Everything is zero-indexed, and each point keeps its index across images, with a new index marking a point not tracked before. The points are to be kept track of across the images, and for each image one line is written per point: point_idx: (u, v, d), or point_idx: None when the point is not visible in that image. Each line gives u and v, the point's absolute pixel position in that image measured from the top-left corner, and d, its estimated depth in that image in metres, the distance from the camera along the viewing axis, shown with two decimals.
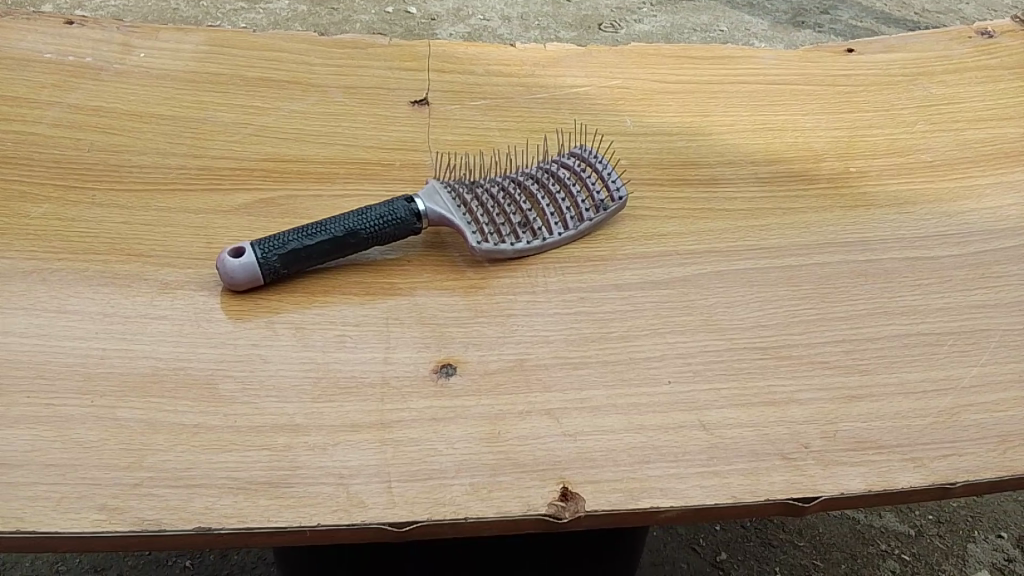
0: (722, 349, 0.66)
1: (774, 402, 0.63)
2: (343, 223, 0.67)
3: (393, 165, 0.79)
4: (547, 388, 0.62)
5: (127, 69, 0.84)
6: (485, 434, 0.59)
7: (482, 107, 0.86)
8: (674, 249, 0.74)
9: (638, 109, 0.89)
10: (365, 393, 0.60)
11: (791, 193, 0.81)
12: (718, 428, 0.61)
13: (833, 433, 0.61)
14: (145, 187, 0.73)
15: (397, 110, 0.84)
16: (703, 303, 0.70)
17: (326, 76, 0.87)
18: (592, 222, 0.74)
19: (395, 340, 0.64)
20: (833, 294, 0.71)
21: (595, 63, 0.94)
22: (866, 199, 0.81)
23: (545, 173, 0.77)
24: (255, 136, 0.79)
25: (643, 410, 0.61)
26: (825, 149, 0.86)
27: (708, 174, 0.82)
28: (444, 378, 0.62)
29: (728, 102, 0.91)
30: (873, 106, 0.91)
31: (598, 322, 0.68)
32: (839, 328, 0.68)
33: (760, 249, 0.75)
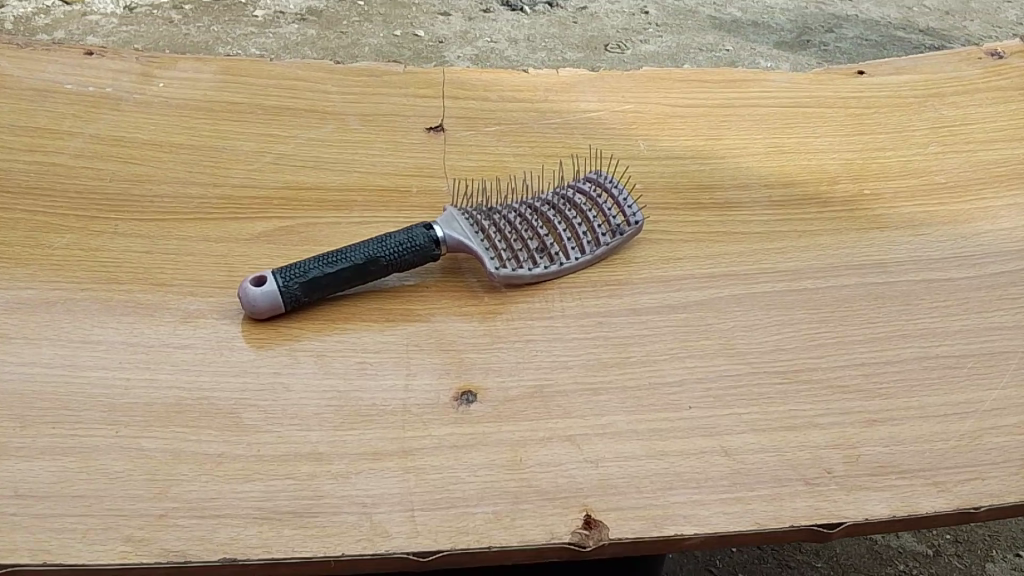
0: (741, 373, 0.66)
1: (794, 427, 0.63)
2: (363, 250, 0.68)
3: (410, 192, 0.79)
4: (567, 414, 0.63)
5: (147, 99, 0.85)
6: (507, 462, 0.59)
7: (497, 133, 0.87)
8: (690, 273, 0.75)
9: (652, 133, 0.89)
10: (388, 421, 0.60)
11: (806, 215, 0.81)
12: (739, 454, 0.61)
13: (854, 458, 0.61)
14: (166, 216, 0.74)
15: (413, 137, 0.85)
16: (722, 327, 0.70)
17: (342, 104, 0.87)
18: (608, 246, 0.75)
19: (416, 367, 0.64)
20: (850, 316, 0.71)
21: (608, 88, 0.95)
22: (880, 220, 0.81)
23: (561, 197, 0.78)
24: (274, 164, 0.80)
25: (664, 436, 0.62)
26: (837, 172, 0.86)
27: (722, 198, 0.83)
28: (465, 405, 0.62)
29: (740, 124, 0.91)
30: (885, 128, 0.92)
31: (617, 347, 0.68)
32: (858, 351, 0.68)
33: (776, 272, 0.75)
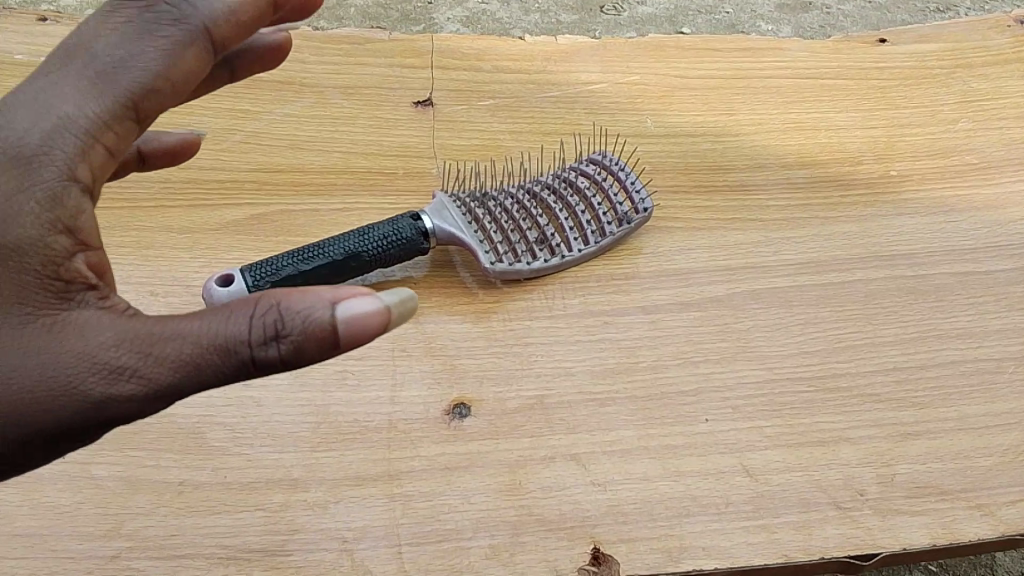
0: (763, 381, 0.60)
1: (822, 443, 0.57)
2: (342, 245, 0.60)
3: (397, 175, 0.72)
4: (572, 428, 0.56)
5: None
6: (505, 486, 0.53)
7: (492, 108, 0.79)
8: (705, 265, 0.68)
9: (658, 107, 0.81)
10: (372, 439, 0.54)
11: (828, 200, 0.74)
12: (763, 474, 0.55)
13: (889, 478, 0.55)
14: (124, 204, 0.67)
15: (399, 112, 0.77)
16: (740, 326, 0.64)
17: (321, 74, 0.79)
18: (614, 237, 0.68)
19: (403, 375, 0.58)
20: (880, 314, 0.65)
21: (613, 57, 0.85)
22: (910, 205, 0.74)
23: (562, 181, 0.70)
24: (246, 144, 0.72)
25: (679, 453, 0.56)
26: (861, 151, 0.79)
27: (736, 180, 0.75)
28: (458, 420, 0.56)
29: (756, 97, 0.83)
30: (910, 102, 0.84)
31: (626, 351, 0.61)
32: (891, 353, 0.62)
33: (798, 263, 0.68)
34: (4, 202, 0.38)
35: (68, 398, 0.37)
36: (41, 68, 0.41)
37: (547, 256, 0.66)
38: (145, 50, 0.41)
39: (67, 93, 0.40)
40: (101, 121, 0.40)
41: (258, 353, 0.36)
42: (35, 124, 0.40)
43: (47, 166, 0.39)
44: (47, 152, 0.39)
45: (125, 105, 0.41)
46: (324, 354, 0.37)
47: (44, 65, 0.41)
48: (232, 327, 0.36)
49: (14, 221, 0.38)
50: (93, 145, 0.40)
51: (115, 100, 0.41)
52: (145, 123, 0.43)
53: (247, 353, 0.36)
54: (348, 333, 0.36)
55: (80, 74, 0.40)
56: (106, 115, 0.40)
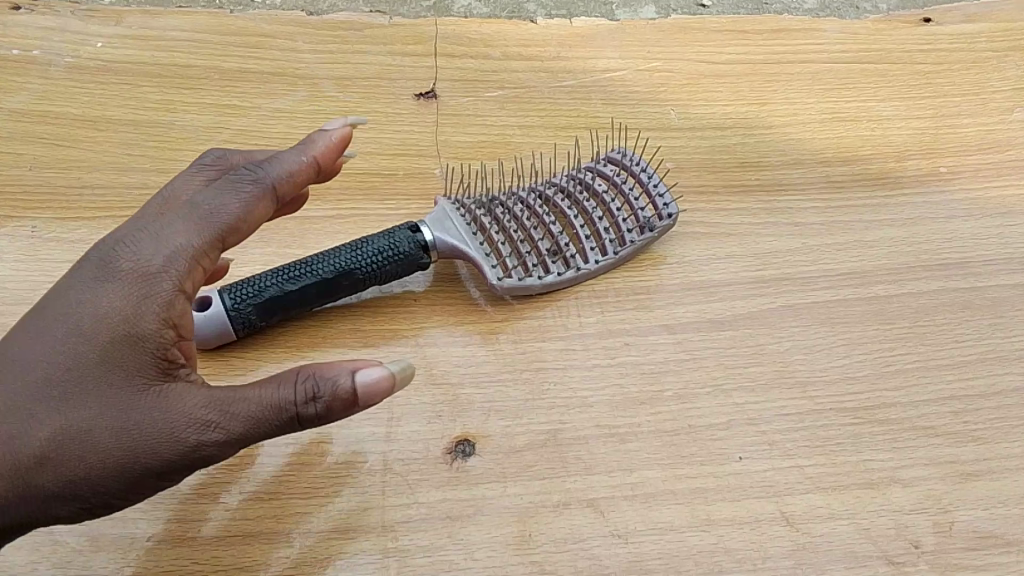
0: (805, 413, 0.54)
1: (871, 485, 0.51)
2: (332, 260, 0.54)
3: (396, 177, 0.66)
4: (589, 469, 0.50)
5: (80, 63, 0.69)
6: (513, 538, 0.48)
7: (501, 100, 0.71)
8: (737, 276, 0.60)
9: (683, 98, 0.72)
10: (366, 484, 0.49)
11: (871, 201, 0.66)
12: (804, 524, 0.49)
13: (948, 526, 0.50)
14: (98, 214, 0.62)
15: (399, 106, 0.70)
16: (777, 348, 0.57)
17: (315, 64, 0.72)
18: (636, 246, 0.60)
19: (399, 408, 0.52)
20: (933, 333, 0.58)
21: (633, 41, 0.76)
22: (963, 206, 0.66)
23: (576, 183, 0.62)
24: (231, 144, 0.66)
25: (709, 497, 0.50)
26: (906, 144, 0.70)
27: (771, 178, 0.67)
28: (462, 459, 0.50)
29: (791, 85, 0.73)
30: (960, 89, 0.75)
31: (650, 377, 0.55)
32: (944, 378, 0.56)
33: (842, 274, 0.61)
34: (132, 304, 0.40)
35: (166, 449, 0.39)
36: (148, 216, 0.43)
37: (560, 268, 0.58)
38: (235, 194, 0.44)
39: (173, 226, 0.42)
40: (204, 249, 0.42)
41: (304, 410, 0.39)
42: (150, 233, 0.42)
43: (161, 279, 0.41)
44: (162, 263, 0.41)
45: (218, 237, 0.43)
46: (347, 413, 0.41)
47: (142, 213, 0.44)
48: (281, 388, 0.40)
49: (138, 317, 0.40)
50: (194, 268, 0.42)
51: (214, 235, 0.43)
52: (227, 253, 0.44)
53: (293, 406, 0.39)
54: (367, 399, 0.40)
55: (186, 217, 0.42)
56: (202, 246, 0.42)
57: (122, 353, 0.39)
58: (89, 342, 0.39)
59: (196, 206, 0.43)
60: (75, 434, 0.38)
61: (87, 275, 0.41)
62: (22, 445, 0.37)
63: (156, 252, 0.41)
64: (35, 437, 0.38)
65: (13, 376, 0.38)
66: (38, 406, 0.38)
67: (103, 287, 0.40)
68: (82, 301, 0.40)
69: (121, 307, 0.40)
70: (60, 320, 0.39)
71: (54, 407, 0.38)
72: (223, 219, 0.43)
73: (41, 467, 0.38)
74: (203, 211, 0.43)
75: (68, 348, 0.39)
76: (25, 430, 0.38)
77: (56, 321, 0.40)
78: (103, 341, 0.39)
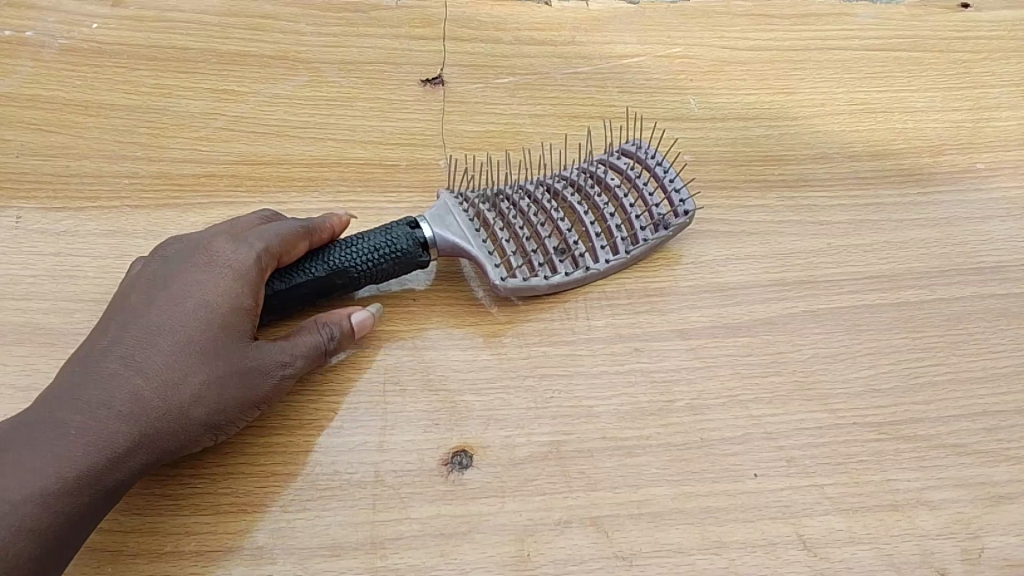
0: (826, 427, 0.50)
1: (896, 507, 0.48)
2: (326, 259, 0.51)
3: (399, 167, 0.63)
4: (592, 484, 0.47)
5: (73, 45, 0.67)
6: (510, 559, 0.45)
7: (512, 87, 0.68)
8: (757, 278, 0.57)
9: (703, 86, 0.68)
10: (356, 497, 0.46)
11: (902, 199, 0.62)
12: (822, 548, 0.46)
13: (977, 554, 0.47)
14: (85, 203, 0.59)
15: (404, 92, 0.67)
16: (798, 356, 0.53)
17: (317, 47, 0.68)
18: (650, 245, 0.56)
19: (393, 415, 0.49)
20: (966, 344, 0.55)
21: (653, 25, 0.72)
22: (1001, 206, 0.62)
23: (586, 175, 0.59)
24: (227, 130, 0.63)
25: (720, 519, 0.47)
26: (941, 138, 0.66)
27: (796, 173, 0.63)
28: (457, 471, 0.47)
29: (819, 73, 0.69)
30: (1000, 79, 0.70)
31: (660, 386, 0.51)
32: (977, 393, 0.52)
33: (869, 277, 0.57)
34: (242, 283, 0.46)
35: (264, 386, 0.46)
36: (228, 231, 0.49)
37: (569, 267, 0.55)
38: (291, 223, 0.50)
39: (257, 234, 0.48)
40: (283, 249, 0.49)
41: (329, 343, 0.49)
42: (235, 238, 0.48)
43: (252, 268, 0.47)
44: (254, 257, 0.47)
45: (290, 242, 0.49)
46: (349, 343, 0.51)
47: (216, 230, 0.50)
48: (315, 328, 0.48)
49: (246, 294, 0.46)
50: (273, 264, 0.48)
51: (282, 246, 0.49)
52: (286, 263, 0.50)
53: (322, 342, 0.48)
54: (365, 329, 0.50)
55: (264, 229, 0.49)
56: (279, 246, 0.48)
57: (236, 317, 0.45)
58: (216, 311, 0.45)
59: (264, 227, 0.49)
60: (216, 379, 0.44)
61: (200, 268, 0.47)
62: (178, 391, 0.43)
63: (246, 250, 0.47)
64: (188, 382, 0.43)
65: (160, 337, 0.44)
66: (184, 359, 0.43)
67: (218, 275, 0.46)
68: (201, 284, 0.46)
69: (229, 284, 0.46)
70: (188, 293, 0.45)
71: (196, 359, 0.43)
72: (284, 236, 0.49)
73: (193, 407, 0.43)
74: (269, 229, 0.49)
75: (198, 313, 0.45)
76: (178, 379, 0.43)
77: (180, 296, 0.45)
78: (225, 308, 0.45)
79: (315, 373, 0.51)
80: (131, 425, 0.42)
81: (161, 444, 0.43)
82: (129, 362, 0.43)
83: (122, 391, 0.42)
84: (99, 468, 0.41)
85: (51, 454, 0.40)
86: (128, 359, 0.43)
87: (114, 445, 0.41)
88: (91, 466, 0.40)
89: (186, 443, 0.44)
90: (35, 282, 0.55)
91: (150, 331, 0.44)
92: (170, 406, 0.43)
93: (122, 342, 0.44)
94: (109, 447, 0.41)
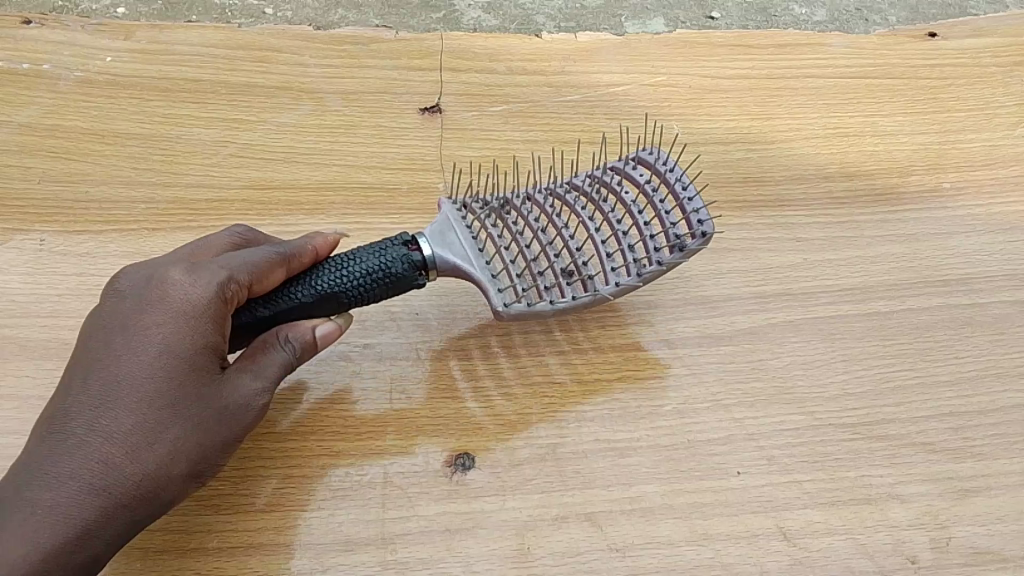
0: (804, 428, 0.54)
1: (869, 501, 0.51)
2: (316, 283, 0.50)
3: (400, 191, 0.66)
4: (588, 483, 0.51)
5: (88, 77, 0.70)
6: (511, 551, 0.48)
7: (505, 115, 0.72)
8: (740, 291, 0.60)
9: (686, 112, 0.73)
10: (367, 496, 0.49)
11: (873, 216, 0.66)
12: (802, 539, 0.49)
13: (945, 543, 0.50)
14: (104, 226, 0.63)
15: (404, 120, 0.71)
16: (778, 363, 0.57)
17: (321, 78, 0.72)
18: (662, 268, 0.55)
19: (401, 421, 0.53)
20: (934, 351, 0.58)
21: (638, 55, 0.76)
22: (966, 222, 0.67)
23: (602, 191, 0.58)
24: (237, 157, 0.67)
25: (707, 513, 0.50)
26: (909, 159, 0.70)
27: (774, 193, 0.67)
28: (461, 472, 0.51)
29: (795, 99, 0.74)
30: (965, 104, 0.75)
31: (650, 392, 0.55)
32: (945, 397, 0.56)
33: (843, 289, 0.61)
34: (204, 325, 0.45)
35: (237, 424, 0.46)
36: (183, 262, 0.48)
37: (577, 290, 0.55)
38: (266, 249, 0.49)
39: (215, 266, 0.47)
40: (244, 282, 0.47)
41: (297, 358, 0.49)
42: (196, 268, 0.47)
43: (216, 303, 0.46)
44: (214, 293, 0.46)
45: (251, 273, 0.48)
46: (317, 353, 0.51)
47: (173, 260, 0.49)
48: (280, 348, 0.48)
49: (208, 335, 0.45)
50: (234, 297, 0.47)
51: (251, 276, 0.48)
52: (253, 293, 0.49)
53: (290, 360, 0.48)
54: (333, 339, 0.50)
55: (224, 261, 0.48)
56: (240, 279, 0.47)
57: (204, 360, 0.45)
58: (183, 359, 0.44)
59: (235, 254, 0.49)
60: (189, 431, 0.44)
61: (159, 312, 0.45)
62: (150, 452, 0.43)
63: (206, 286, 0.46)
64: (161, 440, 0.43)
65: (126, 395, 0.43)
66: (154, 417, 0.43)
67: (180, 319, 0.45)
68: (164, 329, 0.45)
69: (190, 323, 0.45)
70: (152, 340, 0.44)
71: (167, 415, 0.43)
72: (257, 265, 0.48)
73: (168, 463, 0.43)
74: (240, 258, 0.48)
75: (163, 364, 0.44)
76: (150, 438, 0.43)
77: (142, 344, 0.44)
78: (193, 353, 0.45)
79: (326, 383, 0.54)
80: (102, 496, 0.41)
81: (137, 508, 0.42)
82: (96, 425, 0.42)
83: (91, 459, 0.42)
84: (71, 541, 0.40)
85: (19, 534, 0.39)
86: (94, 422, 0.42)
87: (85, 517, 0.41)
88: (63, 542, 0.40)
89: (162, 499, 0.43)
90: (59, 301, 0.58)
91: (114, 386, 0.43)
92: (142, 470, 0.42)
93: (87, 400, 0.43)
94: (84, 521, 0.41)
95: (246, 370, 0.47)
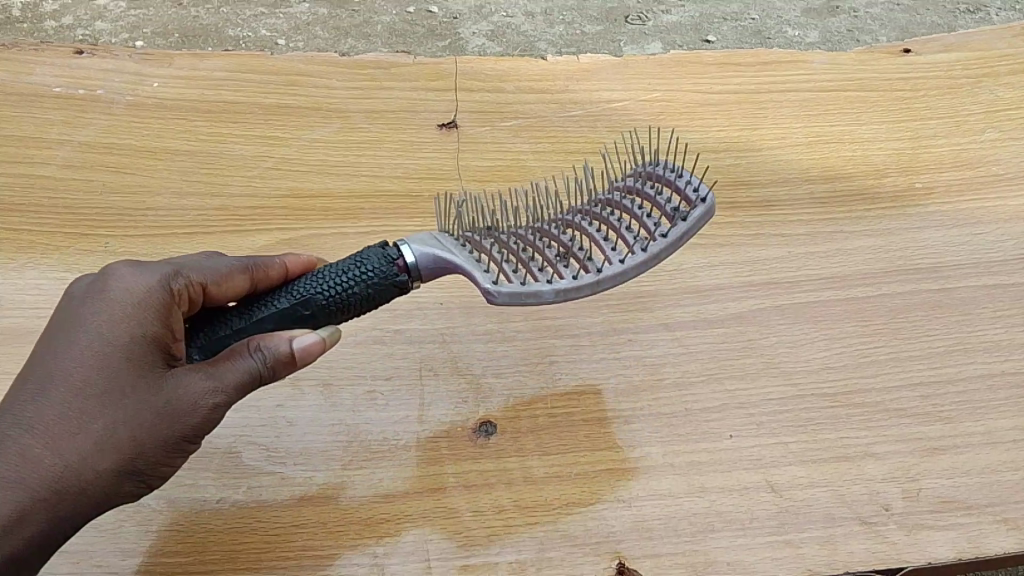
0: (788, 398, 0.61)
1: (847, 458, 0.58)
2: (297, 288, 0.54)
3: (421, 197, 0.74)
4: (596, 445, 0.57)
5: (138, 101, 0.78)
6: (530, 503, 0.54)
7: (514, 129, 0.79)
8: (730, 280, 0.67)
9: (680, 125, 0.80)
10: (401, 458, 0.56)
11: (852, 214, 0.73)
12: (788, 490, 0.56)
13: (915, 493, 0.56)
14: (160, 231, 0.70)
15: (423, 135, 0.78)
16: (765, 343, 0.64)
17: (346, 98, 0.80)
18: (667, 242, 0.58)
19: (430, 395, 0.59)
20: (906, 330, 0.65)
21: (636, 73, 0.84)
22: (936, 216, 0.73)
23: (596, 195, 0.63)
24: (274, 170, 0.74)
25: (704, 470, 0.57)
26: (884, 163, 0.77)
27: (761, 196, 0.74)
28: (483, 437, 0.57)
29: (779, 111, 0.81)
30: (935, 112, 0.82)
31: (650, 368, 0.62)
32: (917, 370, 0.63)
33: (823, 278, 0.68)
34: (143, 320, 0.49)
35: (187, 422, 0.48)
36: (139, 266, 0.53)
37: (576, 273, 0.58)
38: (230, 261, 0.55)
39: (166, 266, 0.52)
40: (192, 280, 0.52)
41: (263, 369, 0.49)
42: (147, 267, 0.52)
43: (162, 296, 0.50)
44: (159, 288, 0.50)
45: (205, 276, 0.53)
46: (290, 371, 0.51)
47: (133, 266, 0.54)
48: (241, 358, 0.49)
49: (147, 330, 0.49)
50: (184, 294, 0.52)
51: (208, 277, 0.53)
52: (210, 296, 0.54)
53: (253, 368, 0.49)
54: (305, 356, 0.50)
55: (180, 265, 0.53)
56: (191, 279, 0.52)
57: (140, 354, 0.48)
58: (116, 352, 0.48)
59: (196, 262, 0.54)
60: (121, 421, 0.47)
61: (95, 309, 0.49)
62: (76, 441, 0.46)
63: (153, 280, 0.51)
64: (89, 429, 0.46)
65: (55, 388, 0.47)
66: (79, 408, 0.47)
67: (115, 315, 0.49)
68: (101, 325, 0.48)
69: (132, 320, 0.49)
70: (86, 336, 0.48)
71: (94, 406, 0.47)
72: (215, 270, 0.53)
73: (100, 452, 0.46)
74: (198, 264, 0.54)
75: (93, 357, 0.48)
76: (77, 428, 0.46)
77: (78, 339, 0.48)
78: (129, 347, 0.48)
79: (362, 364, 0.61)
80: (26, 484, 0.45)
81: (66, 492, 0.46)
82: (25, 416, 0.46)
83: (12, 450, 0.45)
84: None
85: None
86: (20, 416, 0.46)
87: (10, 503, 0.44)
88: None
89: (95, 486, 0.46)
90: None
91: (46, 381, 0.47)
92: (66, 459, 0.46)
93: (21, 394, 0.47)
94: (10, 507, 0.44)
95: (203, 372, 0.49)
